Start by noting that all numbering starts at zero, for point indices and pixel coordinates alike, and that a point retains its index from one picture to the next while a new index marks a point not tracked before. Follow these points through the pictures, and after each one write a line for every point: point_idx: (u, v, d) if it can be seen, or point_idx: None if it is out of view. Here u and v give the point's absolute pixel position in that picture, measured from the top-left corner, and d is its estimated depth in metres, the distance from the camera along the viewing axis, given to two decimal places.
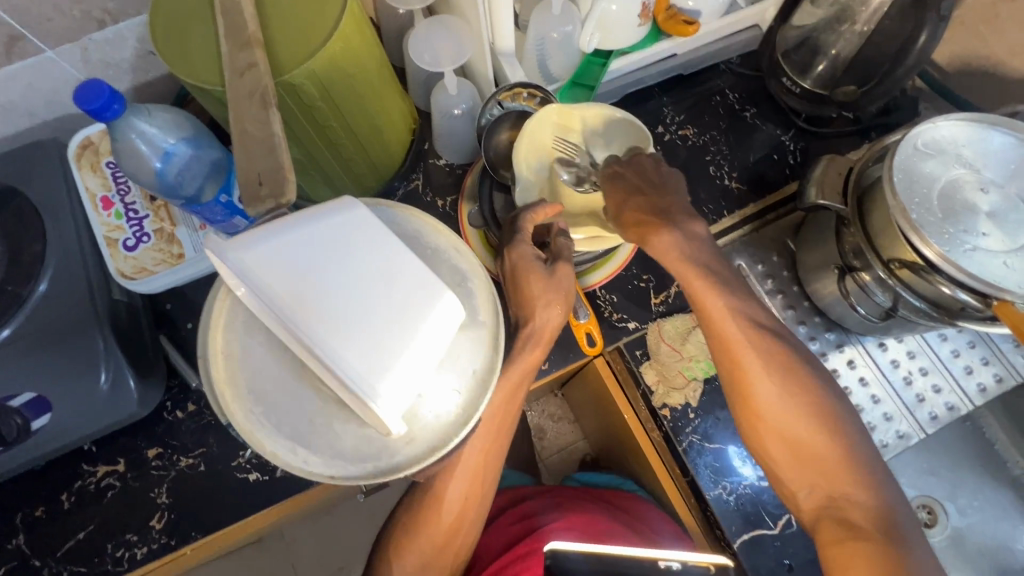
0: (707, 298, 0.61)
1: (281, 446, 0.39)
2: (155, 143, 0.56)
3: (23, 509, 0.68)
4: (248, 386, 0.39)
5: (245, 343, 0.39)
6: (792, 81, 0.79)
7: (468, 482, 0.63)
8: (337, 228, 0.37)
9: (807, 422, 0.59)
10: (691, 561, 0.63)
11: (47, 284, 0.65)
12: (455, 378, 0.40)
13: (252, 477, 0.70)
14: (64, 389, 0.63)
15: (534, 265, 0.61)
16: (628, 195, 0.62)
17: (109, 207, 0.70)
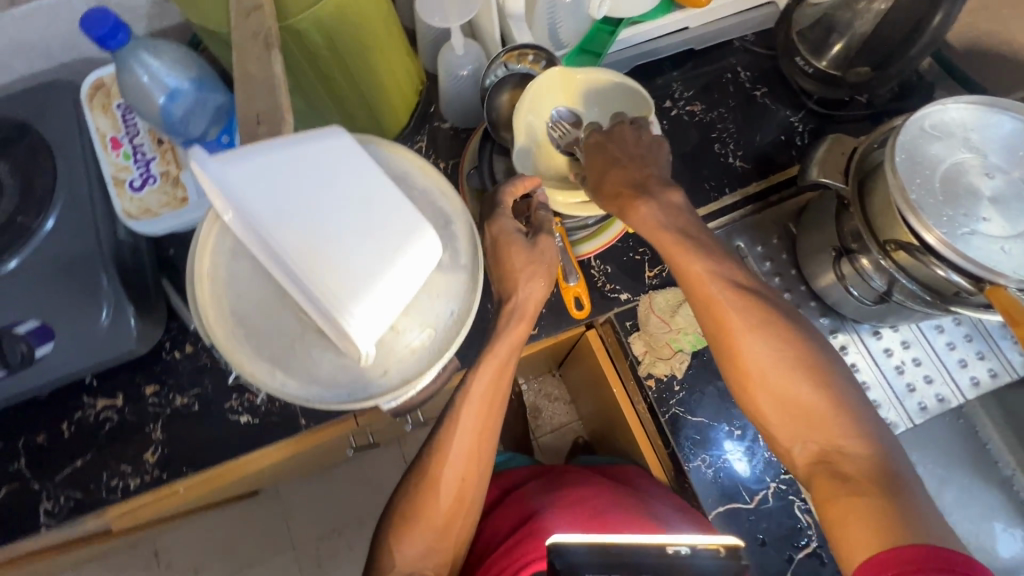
0: (686, 262, 0.60)
1: (261, 367, 0.44)
2: (159, 79, 0.58)
3: (26, 434, 0.71)
4: (233, 309, 0.44)
5: (232, 267, 0.45)
6: (806, 61, 0.77)
7: (464, 462, 0.62)
8: (320, 155, 0.39)
9: (795, 374, 0.58)
10: (700, 544, 0.50)
11: (55, 220, 0.67)
12: (431, 308, 0.45)
13: (244, 418, 0.72)
14: (68, 321, 0.65)
15: (518, 238, 0.61)
16: (609, 165, 0.60)
17: (118, 147, 0.71)
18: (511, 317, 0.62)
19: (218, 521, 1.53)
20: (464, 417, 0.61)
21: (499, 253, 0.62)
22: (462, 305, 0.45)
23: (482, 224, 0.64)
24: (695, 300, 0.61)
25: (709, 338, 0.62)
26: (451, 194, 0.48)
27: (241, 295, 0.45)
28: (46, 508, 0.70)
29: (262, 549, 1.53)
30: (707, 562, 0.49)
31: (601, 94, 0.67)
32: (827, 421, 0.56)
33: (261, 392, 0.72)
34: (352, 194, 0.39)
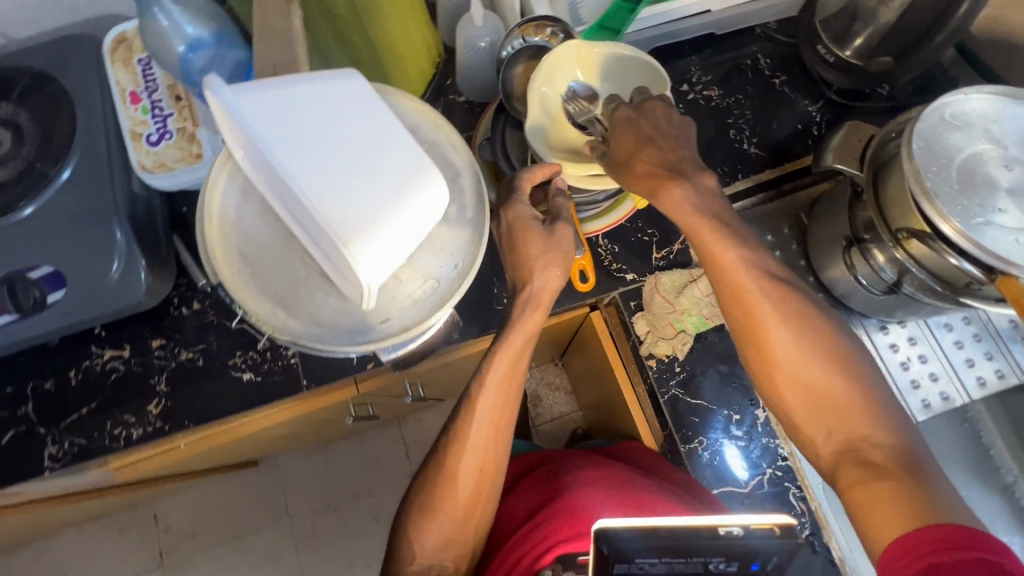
0: (718, 250, 0.59)
1: (265, 306, 0.47)
2: (180, 27, 0.59)
3: (34, 380, 0.73)
4: (240, 250, 0.48)
5: (240, 210, 0.48)
6: (827, 49, 0.77)
7: (481, 454, 0.63)
8: (332, 92, 0.41)
9: (820, 363, 0.57)
10: (752, 524, 0.47)
11: (71, 170, 0.68)
12: (433, 258, 0.50)
13: (247, 375, 0.73)
14: (78, 269, 0.66)
15: (535, 227, 0.61)
16: (641, 142, 0.58)
17: (137, 101, 0.72)
18: (528, 308, 0.61)
19: (217, 488, 1.56)
20: (480, 408, 0.62)
21: (516, 241, 0.62)
22: (467, 256, 0.50)
23: (497, 211, 0.64)
24: (725, 290, 0.60)
25: (735, 332, 0.61)
26: (461, 148, 0.52)
27: (248, 238, 0.49)
28: (50, 452, 0.71)
29: (258, 518, 1.55)
30: (760, 541, 0.47)
31: (620, 71, 0.67)
32: (854, 412, 0.55)
33: (264, 352, 0.73)
34: (363, 131, 0.40)
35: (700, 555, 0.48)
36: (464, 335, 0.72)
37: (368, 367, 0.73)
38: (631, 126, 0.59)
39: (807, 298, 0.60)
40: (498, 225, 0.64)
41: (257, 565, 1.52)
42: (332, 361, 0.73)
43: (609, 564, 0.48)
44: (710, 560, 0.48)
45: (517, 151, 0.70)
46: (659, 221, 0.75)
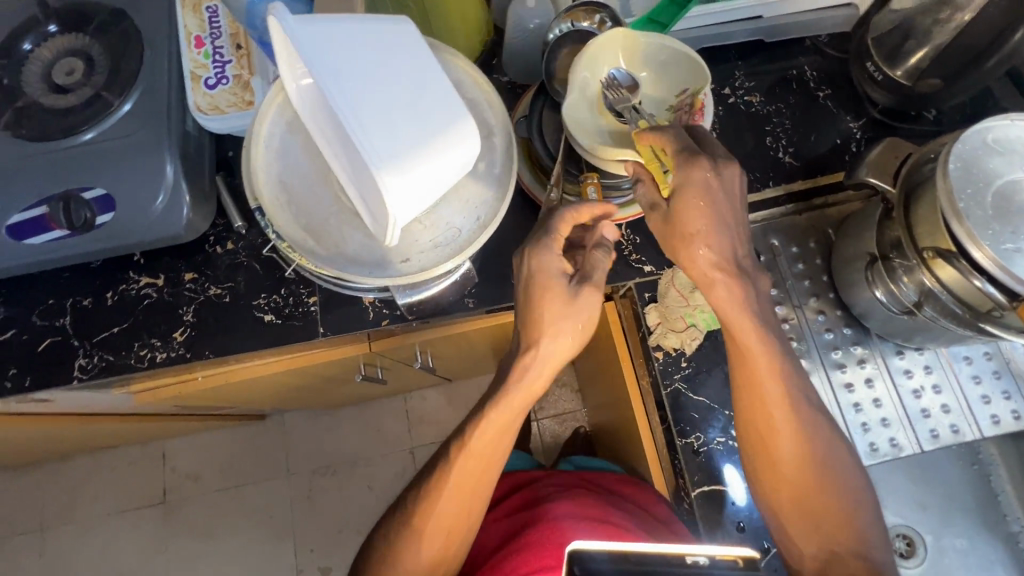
0: (758, 361, 0.61)
1: (297, 233, 0.54)
2: None
3: (75, 295, 0.78)
4: (280, 177, 0.55)
5: (285, 141, 0.56)
6: (877, 66, 0.76)
7: (452, 517, 0.65)
8: (382, 40, 0.44)
9: (819, 479, 0.62)
10: (718, 555, 0.48)
11: (132, 105, 0.72)
12: (457, 209, 0.56)
13: (268, 317, 0.76)
14: (127, 196, 0.71)
15: (561, 285, 0.60)
16: (706, 224, 0.57)
17: (200, 46, 0.74)
18: (519, 381, 0.62)
19: (224, 436, 1.62)
20: (454, 472, 0.65)
21: (533, 297, 0.61)
22: (490, 209, 0.56)
23: (524, 249, 0.62)
24: (749, 405, 0.63)
25: (748, 435, 0.64)
26: (496, 110, 0.59)
27: (291, 169, 0.56)
28: (79, 364, 0.75)
29: (258, 470, 1.60)
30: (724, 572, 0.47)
31: (664, 62, 0.68)
32: (844, 529, 0.61)
33: (287, 296, 0.76)
34: (408, 77, 0.44)
35: None
36: (478, 304, 0.74)
37: (383, 323, 0.75)
38: (701, 199, 0.57)
39: (812, 412, 0.63)
40: (520, 268, 0.63)
41: (252, 515, 1.57)
42: (349, 314, 0.75)
43: None
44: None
45: (552, 133, 0.71)
46: None
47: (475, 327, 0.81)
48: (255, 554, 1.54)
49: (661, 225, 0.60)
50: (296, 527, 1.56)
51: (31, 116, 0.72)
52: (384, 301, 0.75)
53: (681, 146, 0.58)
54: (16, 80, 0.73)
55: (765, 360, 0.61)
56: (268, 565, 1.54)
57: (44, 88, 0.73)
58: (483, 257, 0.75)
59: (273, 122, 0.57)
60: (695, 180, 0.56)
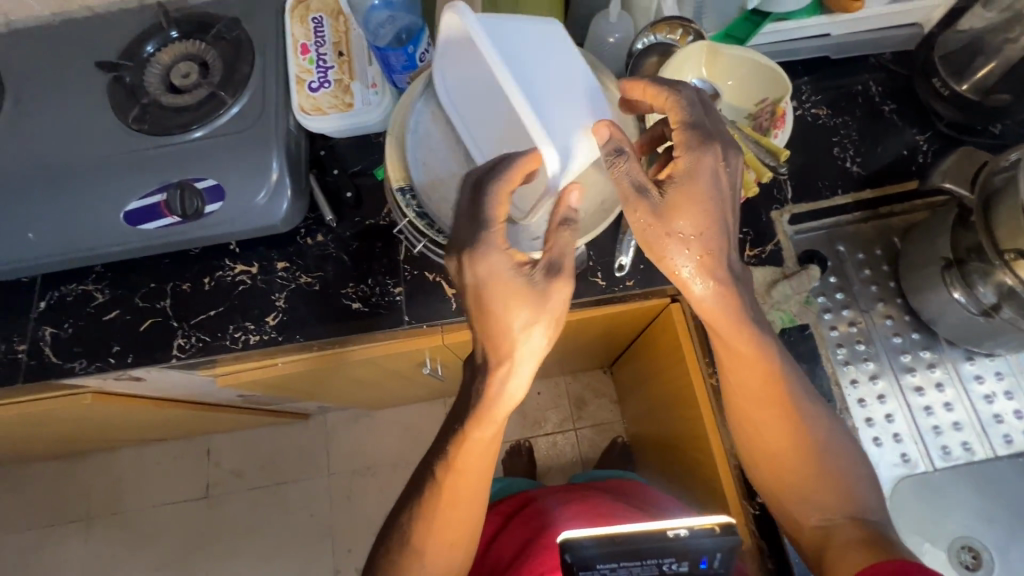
0: (738, 352, 0.62)
1: (443, 208, 0.70)
2: None
3: (175, 280, 0.83)
4: (424, 160, 0.71)
5: (428, 131, 0.72)
6: (943, 81, 0.80)
7: (443, 544, 0.69)
8: (540, 39, 0.65)
9: (803, 453, 0.65)
10: (696, 526, 0.54)
11: (241, 106, 0.78)
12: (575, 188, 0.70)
13: (355, 305, 0.80)
14: (235, 186, 0.76)
15: (525, 283, 0.57)
16: (693, 218, 0.56)
17: (305, 52, 0.80)
18: (494, 402, 0.61)
19: (267, 434, 1.65)
20: (438, 507, 0.67)
21: (498, 305, 0.57)
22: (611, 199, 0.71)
23: (462, 256, 0.58)
24: (734, 390, 0.66)
25: (734, 416, 0.68)
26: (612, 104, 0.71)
27: (433, 152, 0.71)
28: (178, 344, 0.80)
29: (299, 467, 1.63)
30: (703, 540, 0.53)
31: (744, 73, 0.73)
32: (833, 499, 0.64)
33: (374, 285, 0.81)
34: (559, 67, 0.65)
35: (653, 557, 0.54)
36: None
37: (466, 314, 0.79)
38: (696, 189, 0.55)
39: (803, 395, 0.64)
40: (463, 279, 0.59)
41: (292, 511, 1.60)
42: (432, 303, 0.80)
43: (572, 570, 0.54)
44: (662, 562, 0.54)
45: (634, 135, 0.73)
46: (755, 220, 0.78)
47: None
48: (293, 552, 1.56)
49: (647, 219, 0.57)
50: (335, 525, 1.58)
51: (150, 113, 0.78)
52: None
53: (693, 126, 0.57)
54: (138, 80, 0.80)
55: (752, 353, 0.61)
56: (306, 561, 1.56)
57: (162, 89, 0.80)
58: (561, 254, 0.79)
59: (417, 111, 0.72)
60: (702, 165, 0.55)
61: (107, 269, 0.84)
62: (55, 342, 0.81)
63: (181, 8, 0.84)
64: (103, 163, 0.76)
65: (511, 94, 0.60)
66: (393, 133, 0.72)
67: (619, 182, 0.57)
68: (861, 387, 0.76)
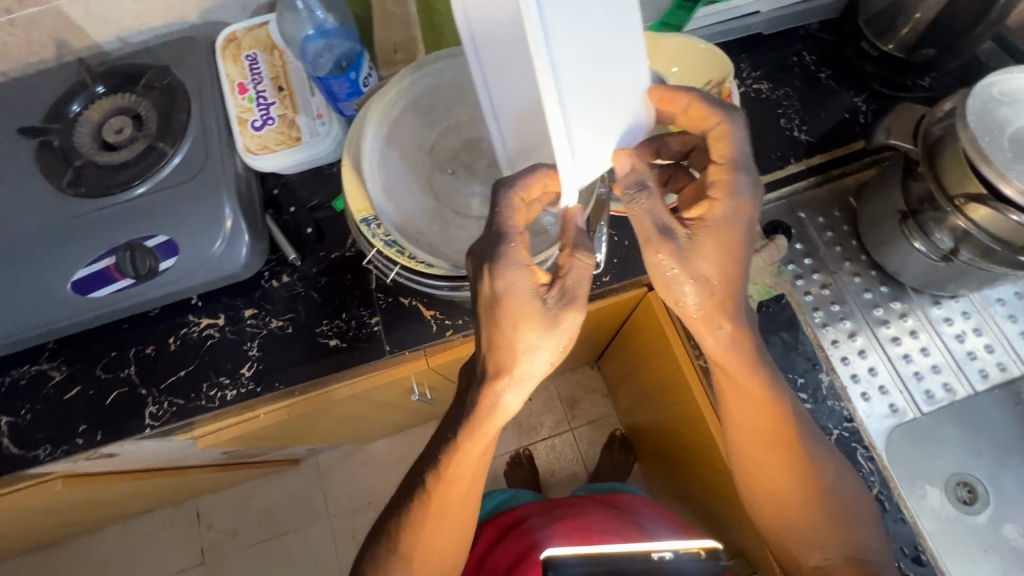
0: (741, 393, 0.63)
1: (410, 238, 0.66)
2: (313, 13, 0.69)
3: (138, 345, 0.79)
4: (385, 190, 0.67)
5: (382, 159, 0.68)
6: (871, 44, 0.83)
7: (426, 563, 0.68)
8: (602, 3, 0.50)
9: (807, 498, 0.65)
10: (681, 550, 0.62)
11: (183, 155, 0.75)
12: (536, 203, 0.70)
13: (332, 342, 0.78)
14: (189, 239, 0.73)
15: (539, 305, 0.55)
16: (722, 263, 0.55)
17: (243, 92, 0.79)
18: (488, 413, 0.59)
19: (259, 486, 1.58)
20: (423, 529, 0.67)
21: (506, 322, 0.55)
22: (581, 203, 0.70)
23: (488, 265, 0.55)
24: (738, 433, 0.66)
25: (737, 457, 0.68)
26: None
27: (391, 181, 0.68)
28: (150, 412, 0.76)
29: (298, 515, 1.57)
30: (687, 563, 0.61)
31: (686, 59, 0.75)
32: (835, 543, 0.66)
33: (349, 319, 0.78)
34: (613, 50, 0.52)
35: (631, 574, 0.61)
36: None
37: (447, 334, 0.77)
38: (725, 235, 0.54)
39: (807, 435, 0.65)
40: (480, 286, 0.56)
41: (297, 562, 1.54)
42: (412, 328, 0.78)
43: None
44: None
45: None
46: None
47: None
48: None
49: (668, 260, 0.54)
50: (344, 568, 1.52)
51: (86, 175, 0.74)
52: (445, 313, 0.77)
53: (737, 168, 0.56)
54: (68, 142, 0.76)
55: (761, 397, 0.63)
56: None
57: (96, 148, 0.76)
58: None
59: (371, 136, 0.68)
60: (735, 213, 0.55)
61: (61, 344, 0.79)
62: (14, 431, 0.75)
63: (105, 62, 0.81)
64: (43, 235, 0.72)
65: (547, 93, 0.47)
66: (348, 163, 0.67)
67: (640, 219, 0.53)
68: (842, 346, 0.78)
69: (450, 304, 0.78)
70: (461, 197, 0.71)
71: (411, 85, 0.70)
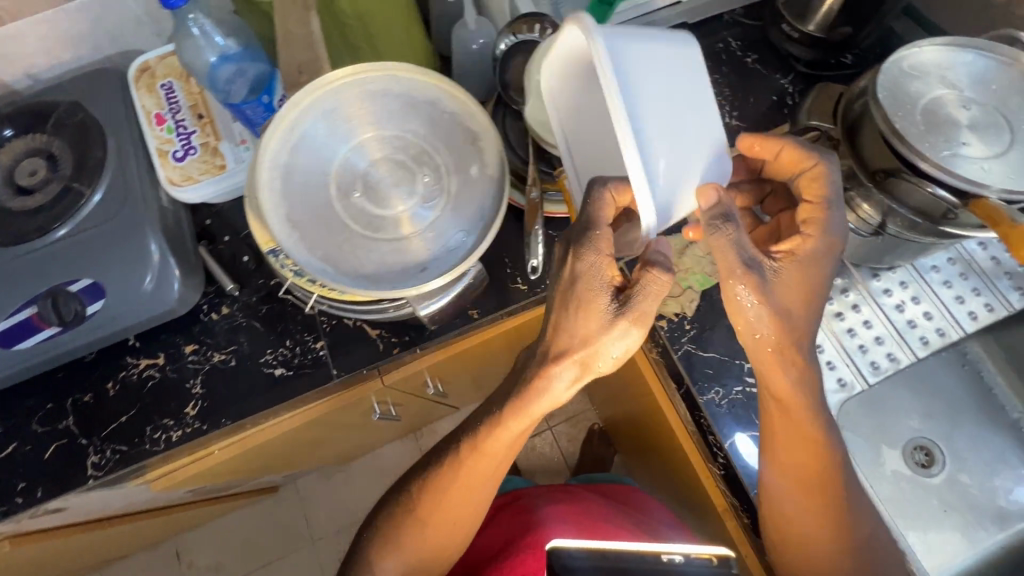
0: (792, 431, 0.62)
1: (317, 265, 0.60)
2: (210, 37, 0.65)
3: (74, 394, 0.76)
4: (286, 217, 0.61)
5: (283, 183, 0.61)
6: (791, 26, 0.82)
7: (406, 560, 0.69)
8: (667, 65, 0.56)
9: (836, 545, 0.64)
10: (693, 553, 0.57)
11: (103, 193, 0.72)
12: (457, 216, 0.63)
13: (278, 371, 0.76)
14: (115, 280, 0.70)
15: (602, 305, 0.55)
16: (801, 294, 0.57)
17: (161, 122, 0.77)
18: (536, 395, 0.58)
19: (239, 518, 1.55)
20: (421, 508, 0.68)
21: (571, 307, 0.56)
22: (490, 211, 0.63)
23: (566, 246, 0.57)
24: (781, 473, 0.64)
25: (767, 500, 0.66)
26: (474, 115, 0.65)
27: (293, 208, 0.61)
28: (93, 462, 0.73)
29: (282, 543, 1.54)
30: (697, 568, 0.56)
31: None
32: None
33: (294, 346, 0.77)
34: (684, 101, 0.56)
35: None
36: (482, 313, 0.77)
37: (394, 352, 0.77)
38: (809, 278, 0.57)
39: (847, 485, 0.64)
40: (562, 269, 0.57)
41: None
42: (358, 350, 0.77)
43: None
44: None
45: (521, 141, 0.75)
46: None
47: (463, 347, 0.80)
48: None
49: (748, 291, 0.55)
50: None
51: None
52: (391, 330, 0.77)
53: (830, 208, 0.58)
54: None
55: (812, 439, 0.62)
56: None
57: (7, 193, 0.73)
58: None
59: (272, 158, 0.62)
60: (819, 254, 0.57)
61: None
62: None
63: (12, 103, 0.77)
64: None
65: (622, 127, 0.49)
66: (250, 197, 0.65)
67: (723, 253, 0.54)
68: None
69: (397, 321, 0.77)
70: (377, 218, 0.63)
71: (315, 106, 0.63)
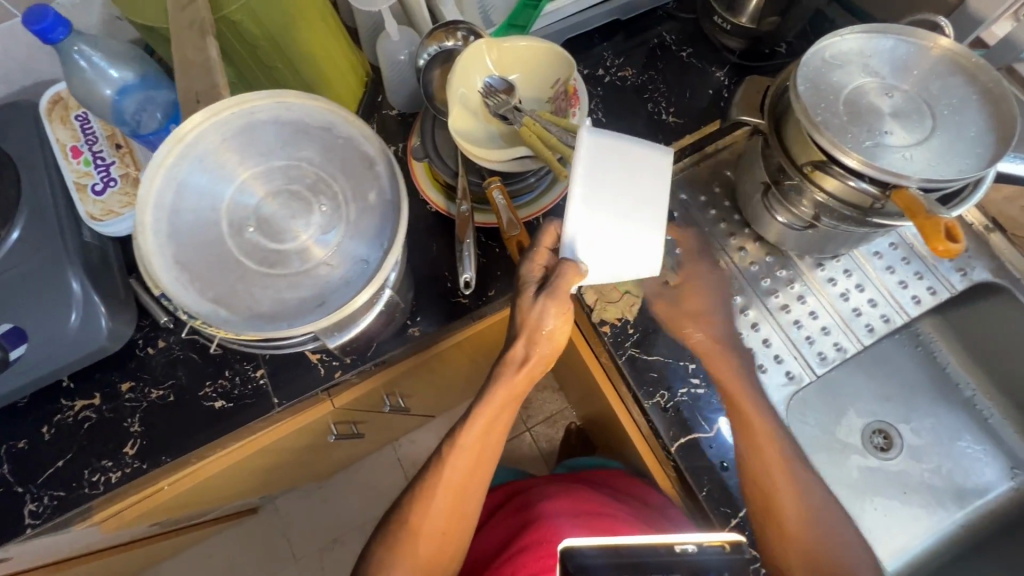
0: (746, 412, 0.68)
1: (207, 308, 0.57)
2: (102, 71, 0.63)
3: (8, 440, 0.73)
4: (174, 258, 0.58)
5: (169, 223, 0.58)
6: (722, 18, 0.81)
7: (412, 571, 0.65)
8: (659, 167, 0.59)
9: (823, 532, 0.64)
10: (705, 541, 0.53)
11: (20, 232, 0.69)
12: (360, 242, 0.61)
13: (218, 404, 0.74)
14: (38, 323, 0.68)
15: (527, 295, 0.57)
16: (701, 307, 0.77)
17: (78, 155, 0.75)
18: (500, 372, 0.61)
19: (219, 542, 1.53)
20: (412, 514, 0.65)
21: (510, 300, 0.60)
22: (390, 235, 0.60)
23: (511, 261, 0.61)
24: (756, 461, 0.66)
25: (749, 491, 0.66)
26: (371, 138, 0.63)
27: (181, 249, 0.58)
28: (30, 510, 0.71)
29: (264, 564, 1.52)
30: (712, 557, 0.52)
31: (529, 59, 0.73)
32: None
33: (233, 376, 0.75)
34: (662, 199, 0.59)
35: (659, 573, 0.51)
36: (424, 329, 0.75)
37: (336, 375, 0.75)
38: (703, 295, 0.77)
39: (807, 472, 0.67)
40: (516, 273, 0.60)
41: None
42: (298, 376, 0.75)
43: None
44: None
45: (451, 151, 0.75)
46: None
47: (414, 363, 0.80)
48: None
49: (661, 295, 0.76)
50: None
51: None
52: (331, 353, 0.75)
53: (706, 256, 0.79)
54: None
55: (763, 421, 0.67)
56: None
57: None
58: (418, 283, 0.77)
59: (155, 197, 0.58)
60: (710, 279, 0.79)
61: None
62: None
63: None
64: None
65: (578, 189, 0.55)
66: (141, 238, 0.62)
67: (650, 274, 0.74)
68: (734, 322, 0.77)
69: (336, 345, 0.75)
70: (275, 253, 0.60)
71: (201, 139, 0.60)
